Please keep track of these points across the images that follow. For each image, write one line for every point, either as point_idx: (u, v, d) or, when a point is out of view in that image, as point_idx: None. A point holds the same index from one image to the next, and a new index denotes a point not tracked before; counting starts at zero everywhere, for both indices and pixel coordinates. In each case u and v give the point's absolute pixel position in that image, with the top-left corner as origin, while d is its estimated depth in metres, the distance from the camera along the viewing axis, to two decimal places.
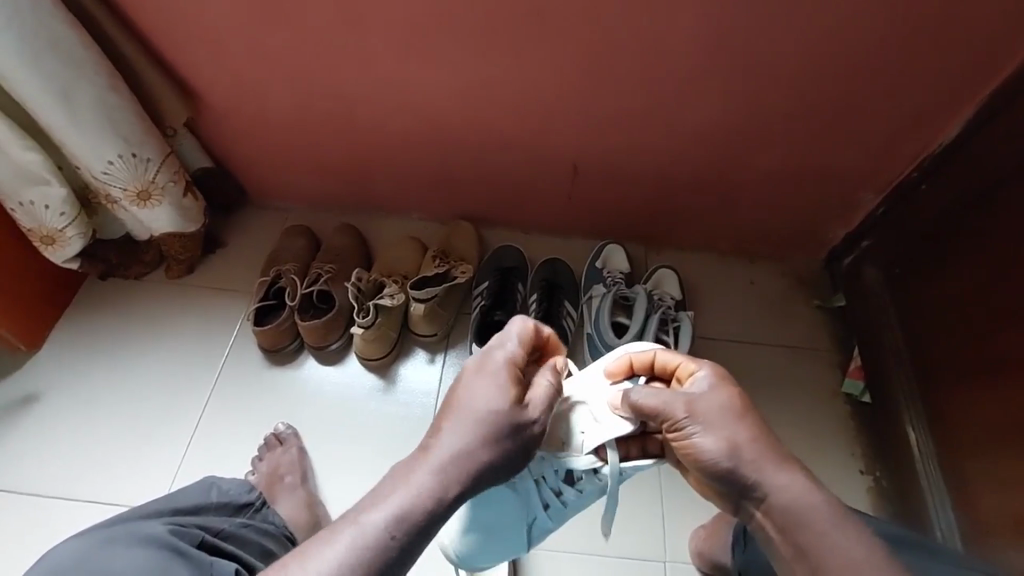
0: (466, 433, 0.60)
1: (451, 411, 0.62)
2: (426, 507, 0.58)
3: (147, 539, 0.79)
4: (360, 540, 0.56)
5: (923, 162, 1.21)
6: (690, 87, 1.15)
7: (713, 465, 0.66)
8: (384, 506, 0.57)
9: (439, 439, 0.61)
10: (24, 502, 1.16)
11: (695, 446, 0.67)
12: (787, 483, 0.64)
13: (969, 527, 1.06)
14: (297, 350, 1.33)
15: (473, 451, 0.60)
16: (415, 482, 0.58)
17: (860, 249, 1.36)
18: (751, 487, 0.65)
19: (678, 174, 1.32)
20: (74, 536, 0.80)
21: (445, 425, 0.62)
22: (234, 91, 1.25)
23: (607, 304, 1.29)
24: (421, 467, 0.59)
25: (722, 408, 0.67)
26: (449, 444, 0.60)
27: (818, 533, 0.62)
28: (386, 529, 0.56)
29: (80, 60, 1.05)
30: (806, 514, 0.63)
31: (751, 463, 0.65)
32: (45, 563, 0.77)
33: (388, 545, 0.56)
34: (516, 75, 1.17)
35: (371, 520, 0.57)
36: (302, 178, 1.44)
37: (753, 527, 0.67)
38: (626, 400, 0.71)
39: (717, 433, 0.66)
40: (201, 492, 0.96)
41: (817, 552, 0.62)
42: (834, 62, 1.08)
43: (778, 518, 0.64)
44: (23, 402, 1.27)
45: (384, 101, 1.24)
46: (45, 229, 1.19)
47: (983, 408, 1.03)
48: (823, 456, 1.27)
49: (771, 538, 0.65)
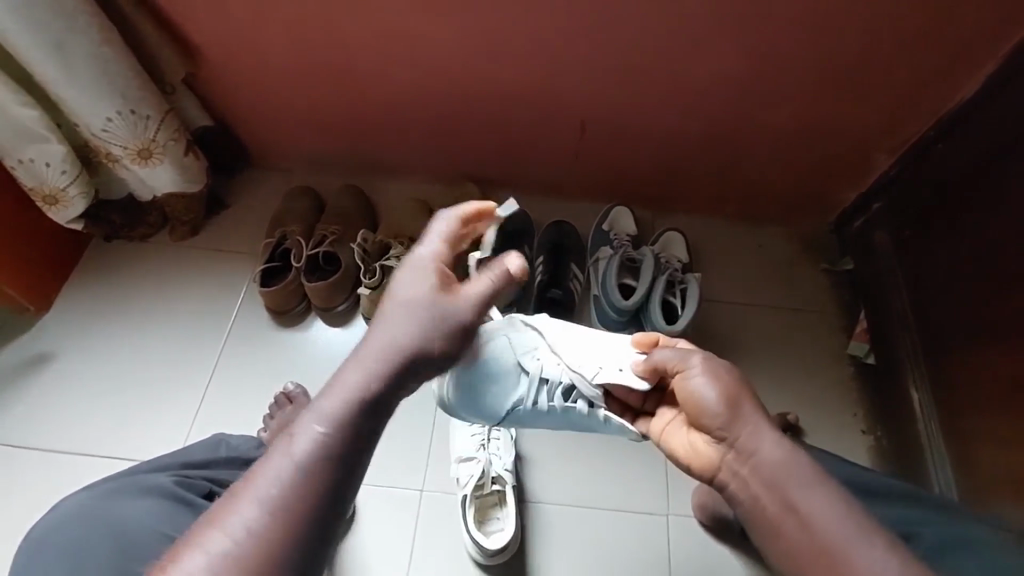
0: (394, 336, 0.59)
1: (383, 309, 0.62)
2: (365, 412, 0.56)
3: (153, 489, 0.83)
4: (301, 455, 0.54)
5: (939, 120, 1.17)
6: (704, 40, 1.10)
7: (715, 414, 0.72)
8: (322, 417, 0.55)
9: (377, 335, 0.59)
10: (41, 457, 1.19)
11: (698, 391, 0.74)
12: (775, 444, 0.69)
13: (967, 482, 1.08)
14: (304, 312, 1.34)
15: (394, 348, 0.59)
16: (346, 387, 0.57)
17: (871, 212, 1.33)
18: (741, 441, 0.71)
19: (689, 132, 1.29)
20: (81, 489, 0.83)
21: (382, 322, 0.61)
22: (230, 44, 1.21)
23: (614, 266, 1.28)
24: (355, 378, 0.57)
25: (731, 371, 0.74)
26: (388, 343, 0.59)
27: (808, 489, 0.65)
28: (335, 431, 0.55)
29: (72, 10, 1.01)
30: (794, 473, 0.66)
31: (749, 421, 0.71)
32: (56, 511, 0.80)
33: (326, 461, 0.54)
34: (521, 28, 1.12)
35: (307, 435, 0.54)
36: (303, 138, 1.41)
37: (734, 488, 0.71)
38: (650, 358, 0.78)
39: (725, 389, 0.73)
40: (210, 448, 0.99)
41: (806, 509, 0.64)
42: (856, 14, 1.04)
43: (762, 477, 0.68)
44: (35, 361, 1.28)
45: (386, 55, 1.20)
46: (46, 189, 1.18)
47: (992, 370, 1.03)
48: (826, 416, 1.29)
49: (759, 497, 0.68)
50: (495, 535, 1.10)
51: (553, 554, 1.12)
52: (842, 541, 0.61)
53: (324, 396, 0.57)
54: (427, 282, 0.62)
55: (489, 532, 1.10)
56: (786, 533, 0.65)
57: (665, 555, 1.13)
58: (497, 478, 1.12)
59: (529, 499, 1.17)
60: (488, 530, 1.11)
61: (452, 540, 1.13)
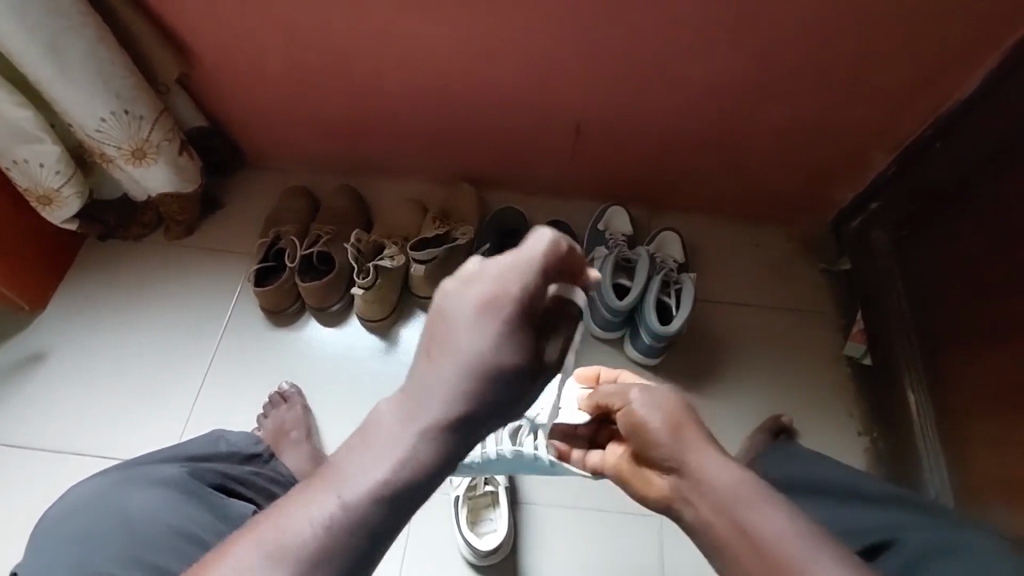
0: (463, 388, 0.52)
1: (445, 354, 0.53)
2: (407, 480, 0.51)
3: (162, 480, 0.83)
4: (345, 504, 0.50)
5: (935, 120, 1.16)
6: (699, 38, 1.10)
7: (658, 441, 0.71)
8: (375, 468, 0.51)
9: (425, 395, 0.52)
10: (36, 456, 1.19)
11: (642, 419, 0.73)
12: (722, 465, 0.64)
13: (962, 483, 1.07)
14: (298, 312, 1.34)
15: (465, 404, 0.52)
16: (406, 440, 0.51)
17: (868, 212, 1.32)
18: (687, 465, 0.66)
19: (684, 131, 1.28)
20: (94, 476, 0.85)
21: (440, 373, 0.53)
22: (224, 43, 1.20)
23: (608, 266, 1.27)
24: (417, 430, 0.52)
25: (667, 397, 0.75)
26: (439, 407, 0.52)
27: (752, 506, 0.58)
28: (373, 495, 0.50)
29: (64, 11, 1.01)
30: (739, 490, 0.60)
31: (691, 445, 0.68)
32: (68, 497, 0.82)
33: (369, 518, 0.50)
34: (514, 27, 1.12)
35: (356, 485, 0.50)
36: (297, 137, 1.41)
37: (691, 517, 0.64)
38: (595, 396, 0.87)
39: (662, 414, 0.72)
40: (210, 444, 0.98)
41: (757, 526, 0.56)
42: (851, 13, 1.03)
43: (710, 496, 0.62)
44: (30, 362, 1.28)
45: (379, 54, 1.20)
46: (40, 189, 1.18)
47: (989, 372, 1.02)
48: (822, 417, 1.28)
49: (712, 524, 0.61)
50: (488, 536, 1.10)
51: (546, 556, 1.12)
52: (795, 555, 0.52)
53: (359, 454, 0.52)
54: (495, 329, 0.53)
55: (481, 533, 1.11)
56: (743, 559, 0.56)
57: (658, 556, 1.13)
58: (490, 478, 1.12)
59: (523, 500, 1.16)
60: (480, 531, 1.11)
61: (446, 541, 1.13)
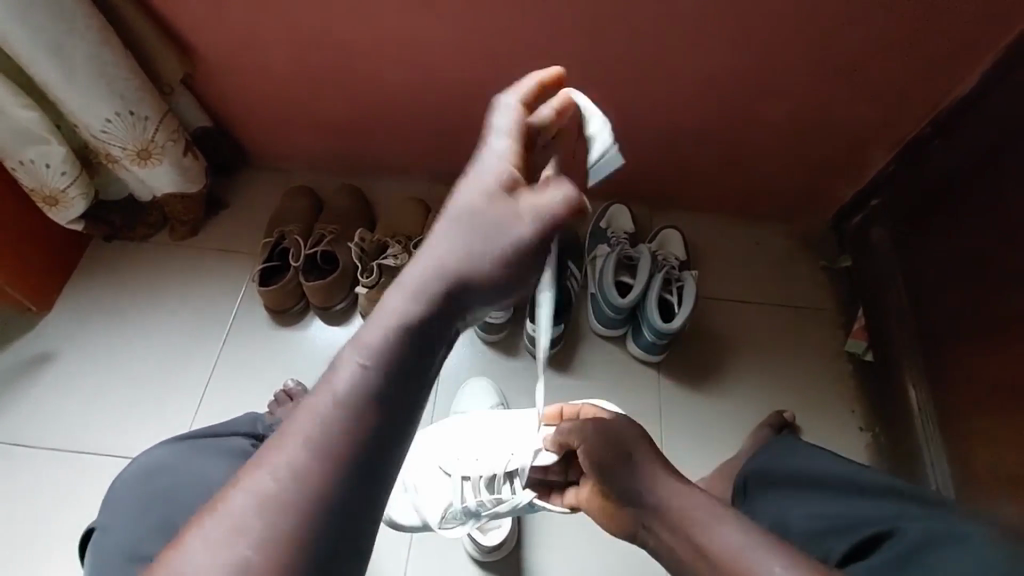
0: (472, 236, 0.48)
1: (446, 208, 0.49)
2: (418, 349, 0.44)
3: (230, 450, 0.85)
4: (348, 386, 0.42)
5: (934, 118, 1.17)
6: (700, 37, 1.10)
7: (604, 479, 0.78)
8: (380, 340, 0.43)
9: (393, 291, 0.45)
10: (45, 454, 1.20)
11: (586, 462, 0.80)
12: (672, 491, 0.71)
13: (963, 477, 1.08)
14: (303, 311, 1.35)
15: (476, 250, 0.47)
16: (412, 304, 0.45)
17: (869, 209, 1.33)
18: (637, 498, 0.74)
19: (686, 129, 1.29)
20: (159, 443, 0.87)
21: (440, 228, 0.48)
22: (228, 44, 1.21)
23: (610, 264, 1.27)
24: (425, 291, 0.46)
25: (603, 432, 0.81)
26: (446, 260, 0.47)
27: (706, 526, 0.65)
28: (380, 370, 0.42)
29: (70, 13, 1.02)
30: (693, 512, 0.67)
31: (636, 477, 0.74)
32: (138, 463, 0.85)
33: (380, 396, 0.42)
34: (516, 26, 1.13)
35: (361, 360, 0.42)
36: (301, 138, 1.42)
37: (658, 543, 0.72)
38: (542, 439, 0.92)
39: (601, 452, 0.79)
40: (250, 423, 0.94)
41: (708, 542, 0.63)
42: (850, 11, 1.04)
43: (673, 521, 0.69)
44: (37, 362, 1.29)
45: (382, 55, 1.20)
46: (47, 190, 1.19)
47: (989, 367, 1.03)
48: (824, 413, 1.29)
49: (679, 547, 0.68)
50: (492, 533, 1.09)
51: (549, 552, 1.13)
52: (749, 563, 0.59)
53: (333, 371, 0.43)
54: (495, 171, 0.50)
55: (485, 529, 1.09)
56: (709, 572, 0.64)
57: None
58: None
59: None
60: (484, 527, 1.10)
61: (450, 538, 1.14)
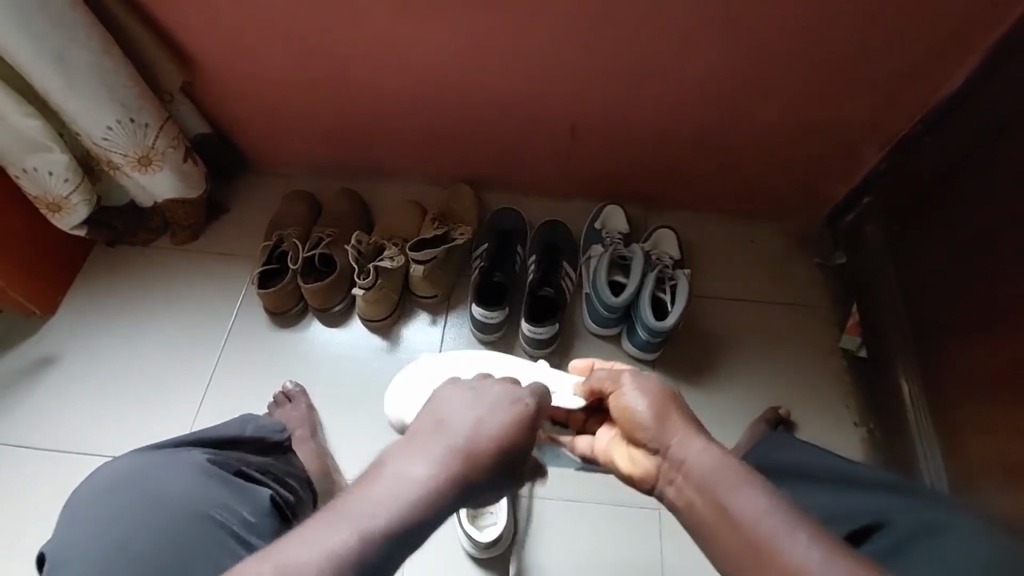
0: (468, 448, 0.62)
1: (451, 419, 0.64)
2: (415, 516, 0.55)
3: (187, 463, 0.83)
4: (356, 531, 0.52)
5: (924, 116, 1.18)
6: (689, 39, 1.12)
7: (643, 425, 0.76)
8: (387, 500, 0.54)
9: (412, 467, 0.57)
10: (48, 456, 1.23)
11: (632, 405, 0.79)
12: (702, 449, 0.68)
13: (955, 469, 1.09)
14: (301, 313, 1.37)
15: (469, 460, 0.61)
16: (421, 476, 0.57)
17: (862, 206, 1.35)
18: (672, 448, 0.71)
19: (678, 130, 1.30)
20: (134, 450, 0.86)
21: (445, 434, 0.62)
22: (226, 53, 1.23)
23: (604, 264, 1.29)
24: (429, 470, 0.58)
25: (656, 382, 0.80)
26: (447, 458, 0.60)
27: (729, 489, 0.61)
28: (382, 525, 0.53)
29: (71, 24, 1.04)
30: (720, 473, 0.63)
31: (675, 429, 0.73)
32: (113, 466, 0.84)
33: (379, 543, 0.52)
34: (508, 31, 1.14)
35: (370, 514, 0.53)
36: (300, 143, 1.44)
37: (673, 496, 0.69)
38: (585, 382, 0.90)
39: (649, 399, 0.77)
40: (239, 426, 0.96)
41: (735, 506, 0.59)
42: (836, 12, 1.05)
43: (695, 480, 0.65)
44: (41, 365, 1.32)
45: (378, 61, 1.23)
46: (50, 197, 1.21)
47: (980, 361, 1.03)
48: (819, 409, 1.30)
49: (694, 503, 0.64)
50: (489, 530, 1.11)
51: (546, 548, 1.14)
52: (769, 533, 0.55)
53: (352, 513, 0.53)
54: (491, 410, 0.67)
55: (482, 526, 1.11)
56: (721, 539, 0.59)
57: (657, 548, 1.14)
58: None
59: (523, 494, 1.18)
60: (481, 523, 1.11)
61: (447, 535, 1.15)
